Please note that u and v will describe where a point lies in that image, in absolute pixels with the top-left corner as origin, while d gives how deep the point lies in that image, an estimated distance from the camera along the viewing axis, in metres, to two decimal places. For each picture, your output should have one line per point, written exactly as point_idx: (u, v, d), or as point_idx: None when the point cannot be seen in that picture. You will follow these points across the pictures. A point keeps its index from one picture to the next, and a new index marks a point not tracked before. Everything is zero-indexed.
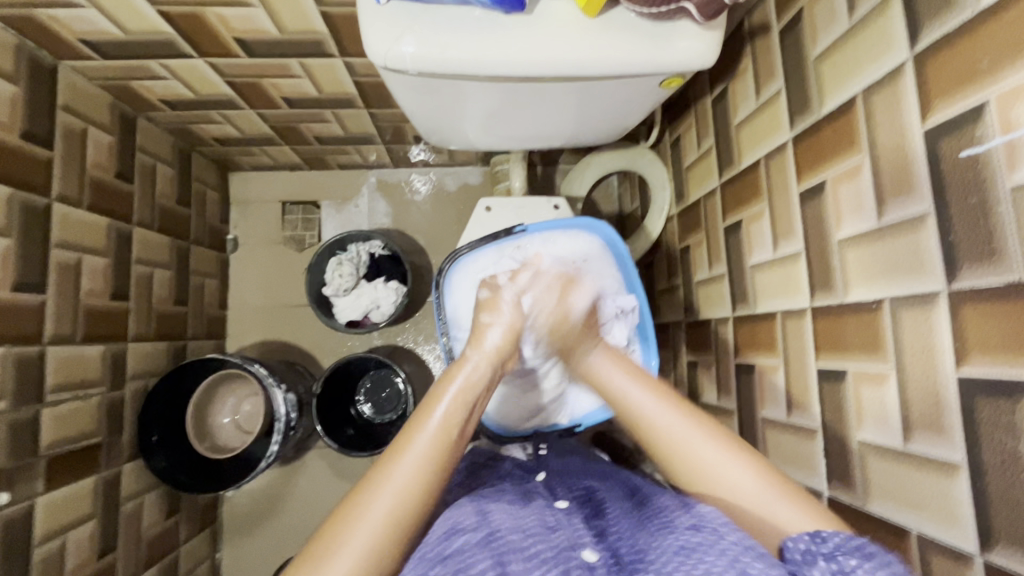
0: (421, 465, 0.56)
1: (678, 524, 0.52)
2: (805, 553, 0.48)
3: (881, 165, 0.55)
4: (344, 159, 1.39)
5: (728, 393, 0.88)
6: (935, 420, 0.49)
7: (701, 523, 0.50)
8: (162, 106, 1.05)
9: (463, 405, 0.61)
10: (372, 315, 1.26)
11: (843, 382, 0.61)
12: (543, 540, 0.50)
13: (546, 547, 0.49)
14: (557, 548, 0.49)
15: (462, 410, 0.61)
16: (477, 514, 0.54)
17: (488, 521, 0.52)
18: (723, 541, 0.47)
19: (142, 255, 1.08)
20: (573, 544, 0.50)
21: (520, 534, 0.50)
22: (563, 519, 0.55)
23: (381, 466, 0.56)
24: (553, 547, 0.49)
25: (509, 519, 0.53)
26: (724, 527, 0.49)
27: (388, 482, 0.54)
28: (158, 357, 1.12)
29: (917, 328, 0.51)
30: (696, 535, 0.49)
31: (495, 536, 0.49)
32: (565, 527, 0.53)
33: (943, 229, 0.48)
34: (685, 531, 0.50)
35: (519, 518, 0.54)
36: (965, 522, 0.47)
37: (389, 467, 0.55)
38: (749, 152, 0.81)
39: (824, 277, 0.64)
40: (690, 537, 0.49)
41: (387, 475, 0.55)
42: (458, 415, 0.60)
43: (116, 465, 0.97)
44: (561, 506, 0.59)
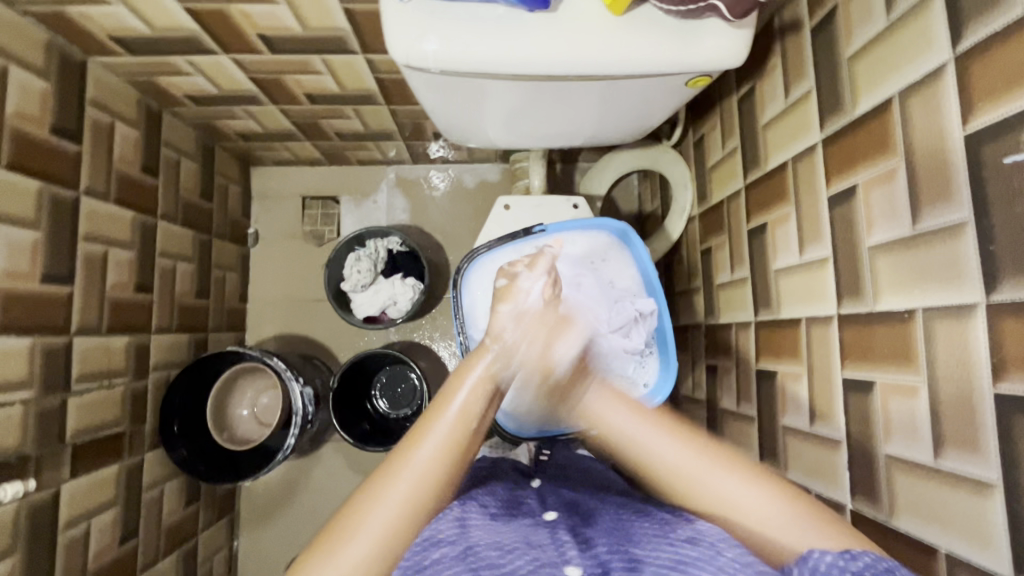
0: (438, 456, 0.57)
1: (677, 535, 0.55)
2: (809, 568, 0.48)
3: (917, 170, 0.53)
4: (364, 155, 1.39)
5: (748, 399, 0.87)
6: (969, 436, 0.47)
7: (699, 539, 0.53)
8: (187, 101, 1.06)
9: (480, 397, 0.62)
10: (390, 311, 1.26)
11: (870, 392, 0.59)
12: (521, 555, 0.54)
13: (524, 562, 0.53)
14: (536, 564, 0.53)
15: (478, 403, 0.62)
16: (457, 525, 0.58)
17: (467, 534, 0.57)
18: (722, 557, 0.50)
19: (165, 248, 1.09)
20: (559, 555, 0.54)
21: (498, 550, 0.54)
22: (548, 536, 0.58)
23: (399, 455, 0.57)
24: (530, 563, 0.53)
25: (489, 535, 0.58)
26: (720, 543, 0.53)
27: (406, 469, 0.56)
28: (180, 349, 1.14)
29: (952, 340, 0.49)
30: (693, 550, 0.52)
31: (472, 550, 0.55)
32: (546, 544, 0.56)
33: (984, 238, 0.46)
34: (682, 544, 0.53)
35: (500, 534, 0.58)
36: (999, 544, 0.45)
37: (408, 456, 0.57)
38: (776, 153, 0.79)
39: (852, 284, 0.63)
40: (686, 550, 0.52)
41: (405, 463, 0.57)
42: (474, 406, 0.62)
43: (139, 454, 1.00)
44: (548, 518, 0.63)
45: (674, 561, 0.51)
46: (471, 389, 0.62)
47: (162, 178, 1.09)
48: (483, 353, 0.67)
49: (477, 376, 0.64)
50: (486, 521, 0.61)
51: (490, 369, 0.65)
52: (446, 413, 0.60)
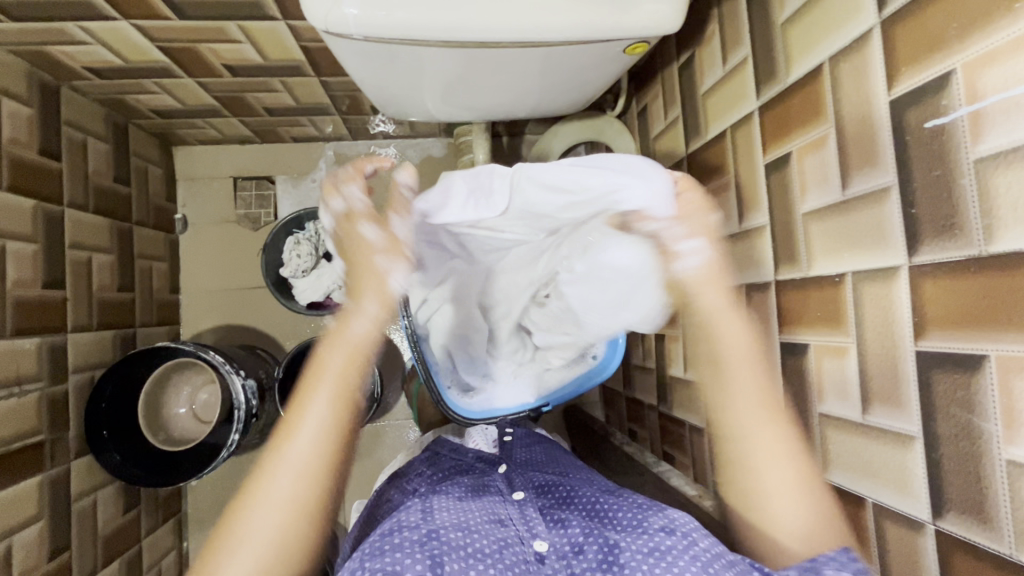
0: (314, 445, 0.54)
1: (651, 525, 0.54)
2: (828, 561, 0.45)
3: (846, 136, 0.54)
4: (298, 132, 1.31)
5: (694, 366, 0.89)
6: (893, 393, 0.50)
7: (672, 526, 0.52)
8: (88, 74, 0.95)
9: (349, 372, 0.57)
10: (335, 296, 1.20)
11: (806, 355, 0.61)
12: (486, 536, 0.54)
13: (489, 542, 0.53)
14: (501, 545, 0.53)
15: (349, 372, 0.57)
16: (420, 513, 0.57)
17: (430, 519, 0.56)
18: (694, 547, 0.50)
19: (76, 239, 1.00)
20: (523, 537, 0.55)
21: (460, 532, 0.54)
22: (515, 514, 0.60)
23: (272, 453, 0.54)
24: (495, 544, 0.53)
25: (453, 517, 0.57)
26: (693, 531, 0.52)
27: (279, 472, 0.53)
28: (104, 348, 1.05)
29: (878, 301, 0.51)
30: (669, 539, 0.51)
31: (435, 534, 0.53)
32: (515, 521, 0.58)
33: (906, 202, 0.48)
34: (657, 534, 0.52)
35: (465, 515, 0.57)
36: (918, 491, 0.48)
37: (280, 453, 0.53)
38: (715, 122, 0.79)
39: (788, 251, 0.64)
40: (661, 540, 0.51)
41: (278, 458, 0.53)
42: (341, 378, 0.56)
43: (63, 463, 0.92)
44: (516, 499, 0.63)
45: (649, 548, 0.51)
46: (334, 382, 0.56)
47: (66, 162, 0.98)
48: (352, 319, 0.59)
49: (341, 350, 0.58)
50: (451, 505, 0.60)
51: (359, 338, 0.59)
52: (317, 388, 0.56)
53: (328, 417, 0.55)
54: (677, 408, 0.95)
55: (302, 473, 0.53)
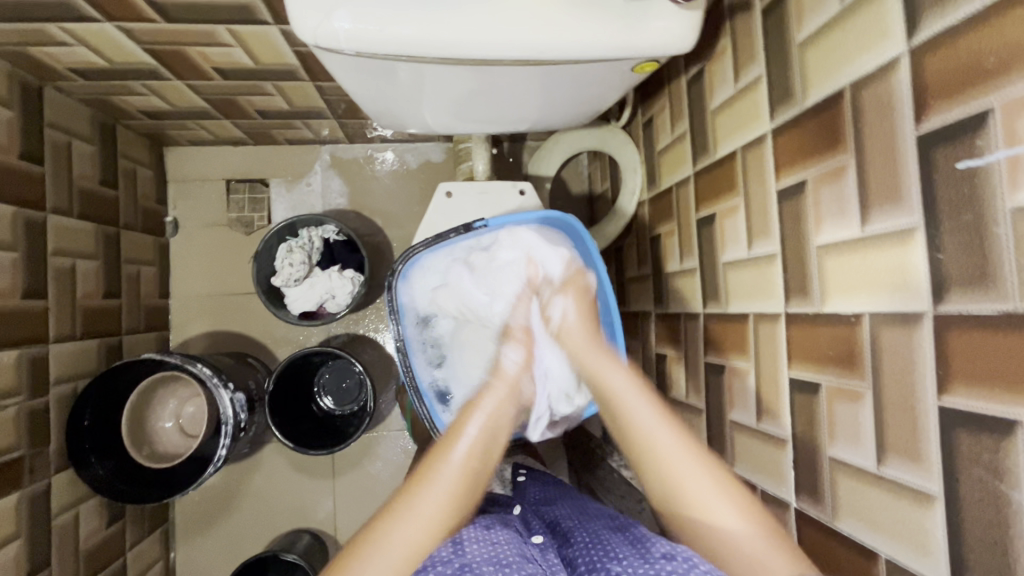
0: (442, 504, 0.59)
1: (654, 552, 0.53)
2: None
3: (867, 168, 0.51)
4: (293, 134, 1.27)
5: (696, 391, 0.86)
6: (911, 446, 0.47)
7: (673, 552, 0.52)
8: (72, 75, 0.91)
9: (484, 435, 0.65)
10: (328, 306, 1.17)
11: (817, 395, 0.58)
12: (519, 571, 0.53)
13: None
14: None
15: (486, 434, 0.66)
16: (450, 544, 0.56)
17: (462, 551, 0.55)
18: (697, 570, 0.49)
19: (59, 246, 0.96)
20: None
21: (494, 566, 0.53)
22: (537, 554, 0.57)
23: (404, 501, 0.59)
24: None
25: (484, 549, 0.55)
26: (693, 556, 0.51)
27: (406, 519, 0.58)
28: (88, 358, 1.02)
29: (897, 346, 0.48)
30: (668, 565, 0.50)
31: (469, 567, 0.52)
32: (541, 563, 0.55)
33: (932, 246, 0.44)
34: (658, 561, 0.51)
35: (497, 547, 0.56)
36: (937, 553, 0.45)
37: (415, 498, 0.59)
38: (725, 141, 0.76)
39: (800, 283, 0.61)
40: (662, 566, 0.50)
41: (407, 508, 0.58)
42: (478, 447, 0.64)
43: (43, 479, 0.89)
44: (535, 541, 0.61)
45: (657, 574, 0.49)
46: (474, 438, 0.64)
47: (49, 166, 0.95)
48: (487, 395, 0.69)
49: (481, 416, 0.67)
50: (480, 534, 0.58)
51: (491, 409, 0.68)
52: (463, 431, 0.66)
53: (456, 479, 0.61)
54: None
55: (428, 529, 0.58)
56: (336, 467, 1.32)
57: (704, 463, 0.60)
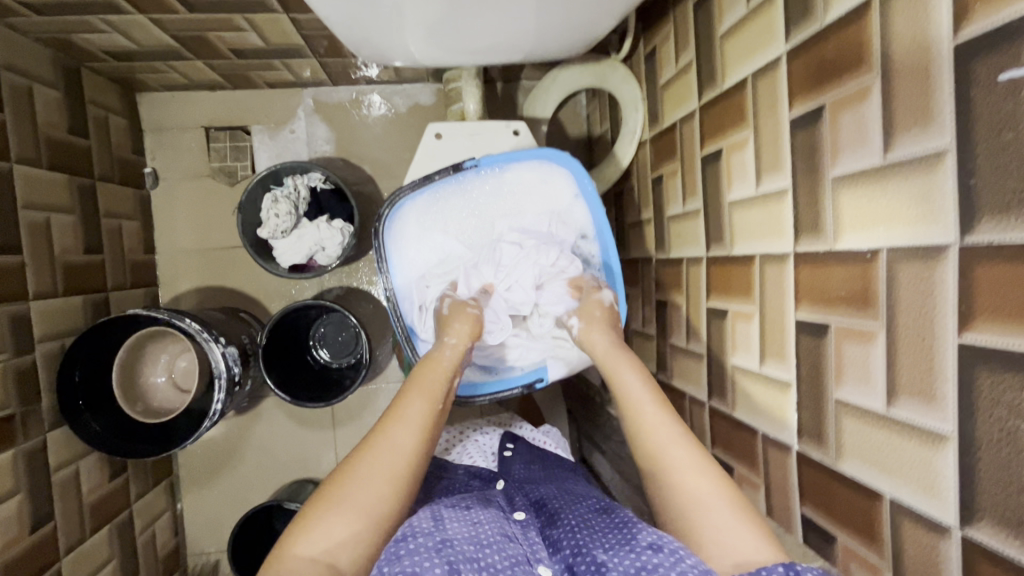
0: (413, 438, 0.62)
1: (639, 541, 0.53)
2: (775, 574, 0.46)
3: (893, 86, 0.46)
4: (272, 76, 1.20)
5: (698, 336, 0.84)
6: (925, 386, 0.45)
7: (660, 543, 0.52)
8: (23, 9, 0.84)
9: (439, 384, 0.68)
10: (318, 258, 1.13)
11: (825, 337, 0.56)
12: (497, 551, 0.54)
13: (501, 559, 0.53)
14: (511, 561, 0.53)
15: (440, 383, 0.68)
16: (432, 521, 0.57)
17: (443, 528, 0.56)
18: (682, 563, 0.49)
19: (30, 198, 0.91)
20: (528, 559, 0.55)
21: (474, 546, 0.54)
22: (519, 533, 0.59)
23: (375, 438, 0.62)
24: (507, 560, 0.53)
25: (465, 528, 0.57)
26: (680, 550, 0.51)
27: (380, 451, 0.60)
28: (74, 316, 1.00)
29: (916, 281, 0.45)
30: (655, 556, 0.50)
31: (448, 543, 0.53)
32: (520, 539, 0.58)
33: (964, 171, 0.40)
34: (644, 551, 0.51)
35: (477, 528, 0.57)
36: (946, 495, 0.43)
37: (386, 437, 0.62)
38: (733, 69, 0.70)
39: (811, 220, 0.57)
40: (647, 557, 0.51)
41: (384, 442, 0.61)
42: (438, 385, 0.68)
43: (39, 436, 0.89)
44: (518, 519, 0.62)
45: (637, 568, 0.50)
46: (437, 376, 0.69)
47: (11, 113, 0.88)
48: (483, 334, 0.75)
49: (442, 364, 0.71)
50: (461, 514, 0.59)
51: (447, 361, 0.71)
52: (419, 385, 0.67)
53: (421, 416, 0.65)
54: (677, 379, 0.92)
55: (400, 457, 0.60)
56: (336, 418, 1.33)
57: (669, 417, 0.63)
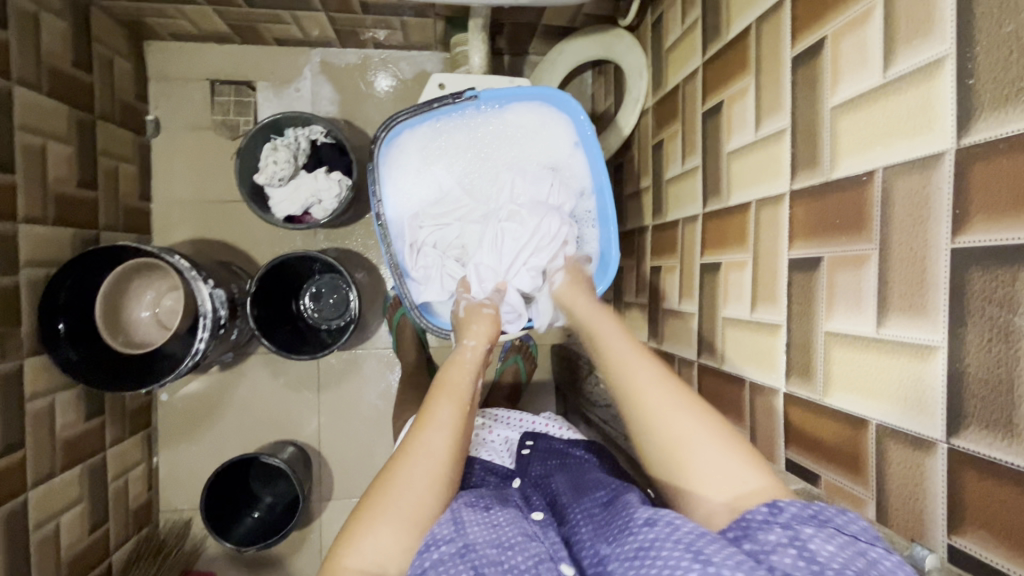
0: (450, 438, 0.57)
1: (635, 519, 0.49)
2: (763, 521, 0.45)
3: (896, 2, 0.46)
4: (281, 31, 1.20)
5: (690, 295, 0.83)
6: (916, 299, 0.44)
7: (656, 517, 0.48)
8: None
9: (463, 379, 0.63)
10: (314, 211, 1.12)
11: (817, 270, 0.55)
12: (521, 551, 0.50)
13: (525, 559, 0.49)
14: (536, 560, 0.49)
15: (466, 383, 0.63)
16: (452, 523, 0.51)
17: (464, 530, 0.51)
18: (677, 531, 0.45)
19: (27, 121, 0.91)
20: (551, 556, 0.51)
21: (496, 549, 0.49)
22: (540, 528, 0.55)
23: (408, 446, 0.57)
24: (531, 559, 0.49)
25: (486, 530, 0.52)
26: (677, 517, 0.47)
27: (418, 456, 0.55)
28: (62, 247, 0.98)
29: (911, 195, 0.44)
30: (651, 532, 0.46)
31: (472, 547, 0.49)
32: (544, 536, 0.53)
33: (964, 72, 0.40)
34: (640, 528, 0.47)
35: (498, 529, 0.52)
36: (935, 409, 0.43)
37: (420, 441, 0.57)
38: (739, 17, 0.70)
39: (809, 154, 0.57)
40: (645, 535, 0.46)
41: (415, 445, 0.56)
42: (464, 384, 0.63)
43: (16, 360, 0.87)
44: (536, 517, 0.58)
45: (636, 549, 0.46)
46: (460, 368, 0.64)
47: (14, 33, 0.88)
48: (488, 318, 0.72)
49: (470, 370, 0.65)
50: (480, 514, 0.54)
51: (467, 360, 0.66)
52: (446, 392, 0.61)
53: (455, 421, 0.59)
54: (667, 342, 0.91)
55: (440, 462, 0.55)
56: (321, 381, 1.31)
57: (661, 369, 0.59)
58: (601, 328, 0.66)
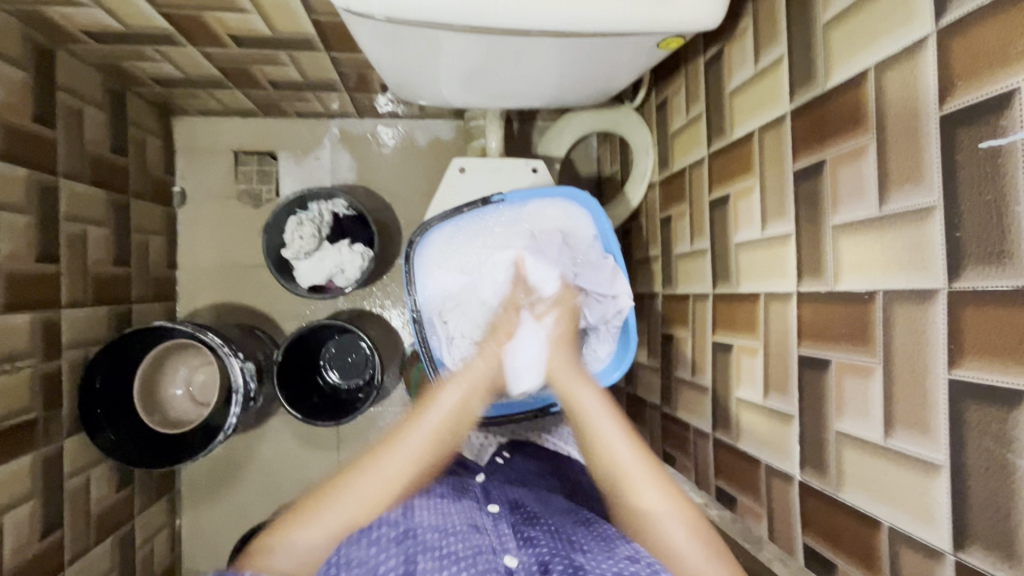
0: (404, 468, 0.66)
1: (618, 552, 0.56)
2: None
3: (888, 147, 0.52)
4: (303, 107, 1.27)
5: (703, 370, 0.88)
6: (918, 418, 0.49)
7: (638, 556, 0.55)
8: (86, 38, 0.90)
9: (449, 422, 0.69)
10: (337, 280, 1.17)
11: (826, 371, 0.60)
12: (461, 541, 0.57)
13: (465, 547, 0.56)
14: (475, 551, 0.56)
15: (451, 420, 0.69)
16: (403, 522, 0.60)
17: (413, 524, 0.60)
18: (634, 561, 0.54)
19: (71, 211, 0.96)
20: (495, 549, 0.57)
21: (437, 534, 0.58)
22: (490, 522, 0.63)
23: (365, 461, 0.66)
24: (469, 548, 0.56)
25: (432, 520, 0.61)
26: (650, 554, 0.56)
27: (371, 474, 0.64)
28: (98, 324, 1.02)
29: (911, 323, 0.49)
30: (632, 565, 0.54)
31: (411, 537, 0.58)
32: (488, 531, 0.61)
33: (952, 224, 0.46)
34: (622, 560, 0.54)
35: (444, 520, 0.61)
36: (940, 521, 0.47)
37: (378, 459, 0.65)
38: (742, 122, 0.77)
39: (813, 262, 0.62)
40: (625, 566, 0.54)
41: (373, 464, 0.65)
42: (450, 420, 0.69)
43: (57, 441, 0.90)
44: (490, 510, 0.65)
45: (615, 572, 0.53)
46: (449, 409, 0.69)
47: (61, 131, 0.94)
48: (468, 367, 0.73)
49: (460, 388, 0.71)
50: (432, 507, 0.63)
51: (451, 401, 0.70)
52: (428, 412, 0.69)
53: (418, 451, 0.67)
54: (681, 411, 0.95)
55: (384, 489, 0.64)
56: (341, 439, 1.34)
57: (637, 450, 0.67)
58: (589, 407, 0.71)
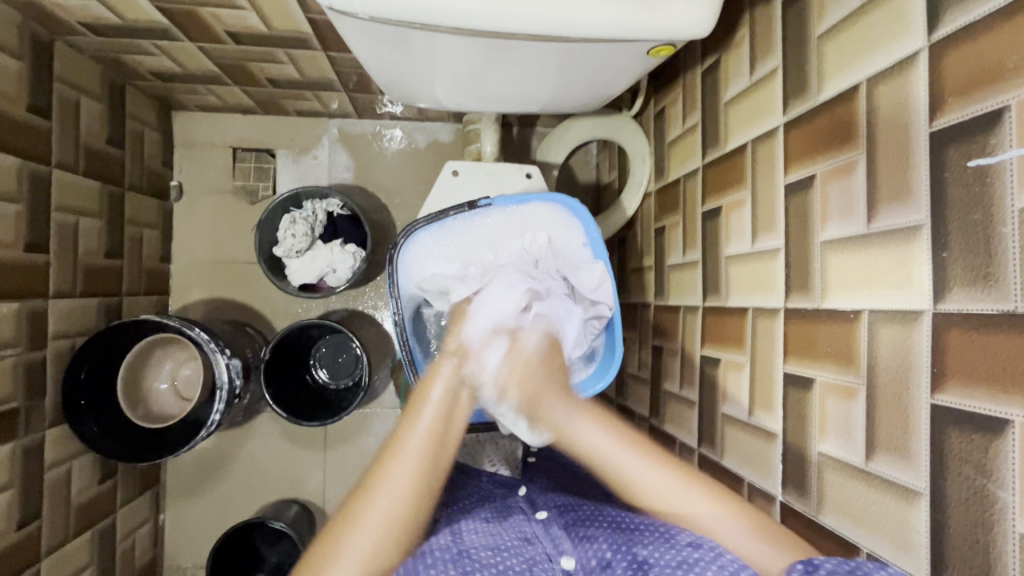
0: (413, 473, 0.58)
1: (679, 538, 0.56)
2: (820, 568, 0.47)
3: (877, 163, 0.51)
4: (303, 105, 1.27)
5: (691, 383, 0.86)
6: (900, 442, 0.47)
7: (699, 541, 0.54)
8: (85, 31, 0.91)
9: (445, 404, 0.62)
10: (328, 279, 1.17)
11: (810, 390, 0.59)
12: (515, 555, 0.61)
13: (519, 561, 0.60)
14: (529, 562, 0.60)
15: (453, 410, 0.62)
16: (451, 536, 0.63)
17: (460, 541, 0.62)
18: (721, 557, 0.52)
19: (62, 202, 0.96)
20: (550, 555, 0.62)
21: (491, 552, 0.60)
22: (540, 533, 0.67)
23: (374, 476, 0.58)
24: (524, 562, 0.60)
25: (483, 538, 0.64)
26: (719, 547, 0.54)
27: (390, 478, 0.57)
28: (86, 315, 1.02)
29: (895, 344, 0.48)
30: (696, 552, 0.53)
31: (465, 553, 0.59)
32: (541, 540, 0.65)
33: (938, 244, 0.44)
34: (685, 548, 0.54)
35: (496, 536, 0.64)
36: (920, 550, 0.45)
37: (386, 471, 0.58)
38: (736, 133, 0.76)
39: (801, 278, 0.61)
40: (689, 553, 0.54)
41: (378, 483, 0.57)
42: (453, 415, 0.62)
43: (38, 432, 0.90)
44: (539, 518, 0.70)
45: (679, 561, 0.53)
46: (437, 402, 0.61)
47: (57, 122, 0.94)
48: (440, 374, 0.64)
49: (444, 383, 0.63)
50: (479, 527, 0.67)
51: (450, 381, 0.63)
52: (426, 400, 0.61)
53: (427, 447, 0.59)
54: (669, 424, 0.93)
55: (393, 510, 0.56)
56: (328, 439, 1.33)
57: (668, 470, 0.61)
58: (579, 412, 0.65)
